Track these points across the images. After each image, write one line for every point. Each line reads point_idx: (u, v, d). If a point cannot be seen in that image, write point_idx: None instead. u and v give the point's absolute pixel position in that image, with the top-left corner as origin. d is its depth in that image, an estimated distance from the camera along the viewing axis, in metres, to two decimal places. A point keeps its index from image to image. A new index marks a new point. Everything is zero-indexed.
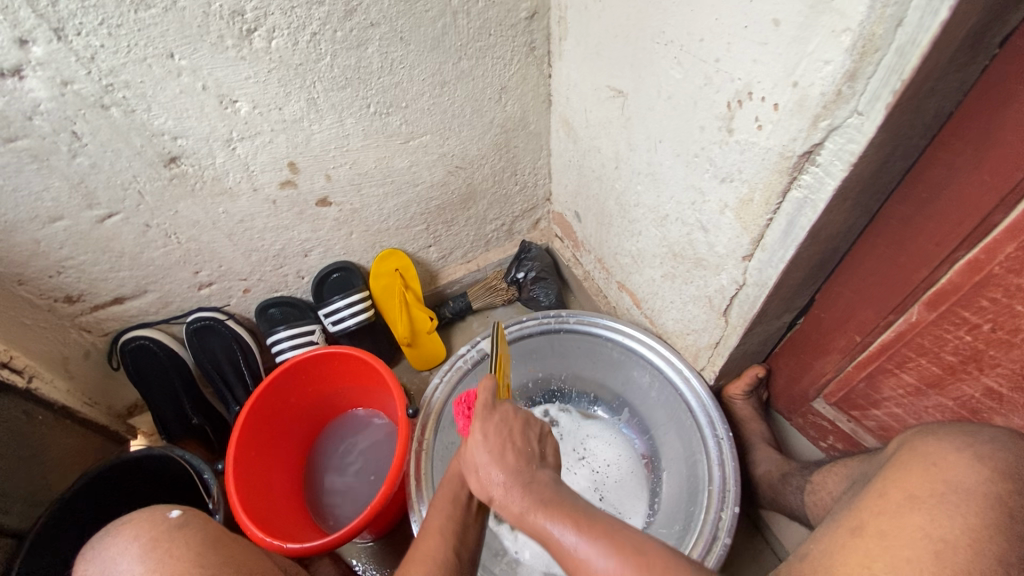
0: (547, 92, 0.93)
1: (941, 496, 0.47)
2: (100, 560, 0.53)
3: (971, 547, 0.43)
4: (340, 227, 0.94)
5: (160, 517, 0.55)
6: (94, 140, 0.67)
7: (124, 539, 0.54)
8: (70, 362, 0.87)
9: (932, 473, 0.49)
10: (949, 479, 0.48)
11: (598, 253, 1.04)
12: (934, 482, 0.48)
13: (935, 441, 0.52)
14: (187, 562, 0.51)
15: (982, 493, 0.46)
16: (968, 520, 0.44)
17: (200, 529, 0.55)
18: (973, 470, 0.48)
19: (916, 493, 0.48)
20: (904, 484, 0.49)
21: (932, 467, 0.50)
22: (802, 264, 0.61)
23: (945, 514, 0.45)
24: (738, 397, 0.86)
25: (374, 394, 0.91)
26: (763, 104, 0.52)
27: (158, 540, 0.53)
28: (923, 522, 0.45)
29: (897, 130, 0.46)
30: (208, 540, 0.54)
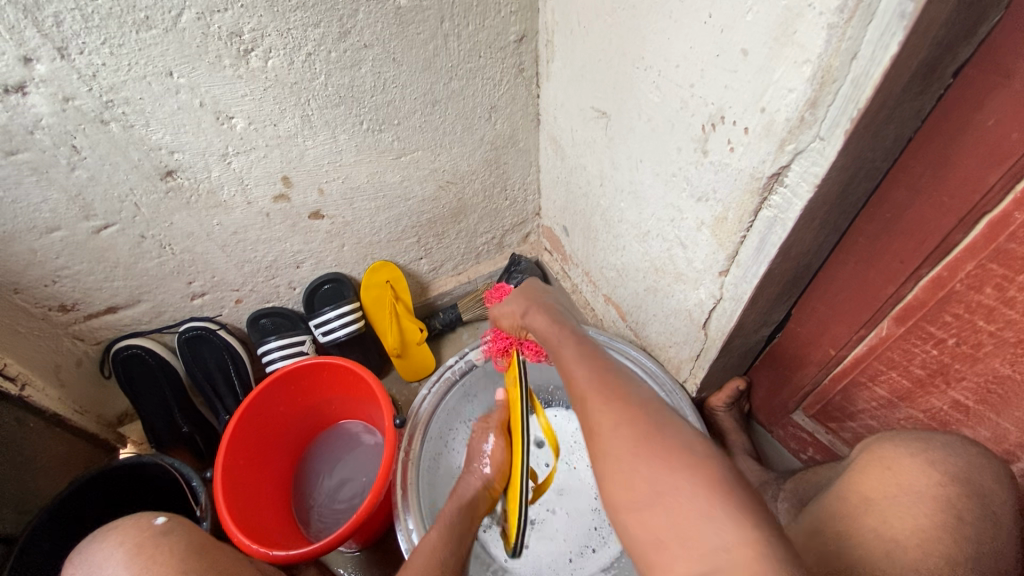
0: (535, 111, 0.96)
1: (895, 499, 0.49)
2: (87, 565, 0.54)
3: (919, 546, 0.46)
4: (332, 239, 0.96)
5: (146, 524, 0.57)
6: (93, 154, 0.69)
7: (110, 544, 0.55)
8: (62, 370, 0.88)
9: (887, 475, 0.51)
10: (903, 482, 0.49)
11: (585, 266, 1.06)
12: (888, 487, 0.50)
13: (892, 446, 0.53)
14: (172, 567, 0.53)
15: (934, 494, 0.48)
16: (918, 524, 0.47)
17: (185, 536, 0.58)
18: (924, 473, 0.49)
19: (870, 497, 0.50)
20: (861, 487, 0.51)
21: (888, 470, 0.51)
22: (775, 279, 0.63)
23: (896, 519, 0.48)
24: (720, 408, 0.88)
25: (362, 404, 0.92)
26: (735, 127, 0.54)
27: (143, 545, 0.55)
28: (875, 526, 0.48)
29: (858, 154, 0.49)
30: (192, 546, 0.57)
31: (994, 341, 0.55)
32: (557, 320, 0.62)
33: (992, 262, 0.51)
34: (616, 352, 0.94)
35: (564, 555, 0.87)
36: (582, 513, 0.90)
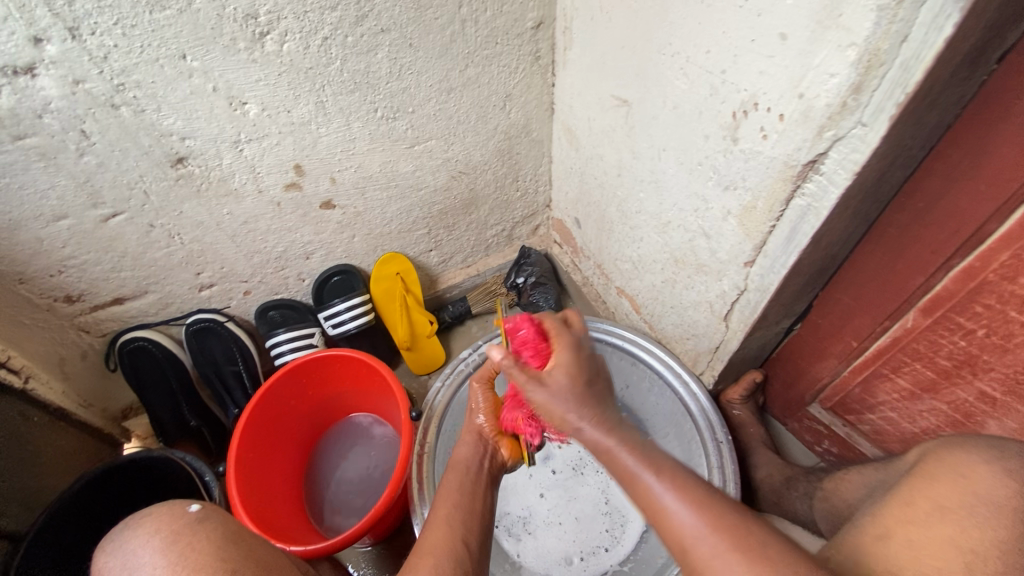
0: (550, 100, 0.94)
1: (971, 508, 0.44)
2: (121, 556, 0.49)
3: (1003, 559, 0.40)
4: (343, 230, 0.95)
5: (181, 512, 0.51)
6: (102, 139, 0.67)
7: (144, 533, 0.50)
8: (66, 363, 0.86)
9: (961, 485, 0.45)
10: (981, 492, 0.44)
11: (598, 259, 1.05)
12: (963, 494, 0.45)
13: (961, 450, 0.48)
14: (210, 558, 0.47)
15: (1012, 504, 0.43)
16: (998, 535, 0.42)
17: (222, 523, 0.51)
18: (1001, 481, 0.45)
19: (946, 505, 0.44)
20: (932, 493, 0.46)
21: (962, 477, 0.46)
22: (803, 269, 0.62)
23: (978, 528, 0.42)
24: (735, 402, 0.88)
25: (375, 397, 0.91)
26: (769, 114, 0.54)
27: (180, 534, 0.49)
28: (954, 535, 0.42)
29: (898, 141, 0.48)
30: (230, 535, 0.50)
31: None
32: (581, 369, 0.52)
33: None
34: (631, 344, 0.93)
35: (575, 554, 0.86)
36: (592, 514, 0.89)
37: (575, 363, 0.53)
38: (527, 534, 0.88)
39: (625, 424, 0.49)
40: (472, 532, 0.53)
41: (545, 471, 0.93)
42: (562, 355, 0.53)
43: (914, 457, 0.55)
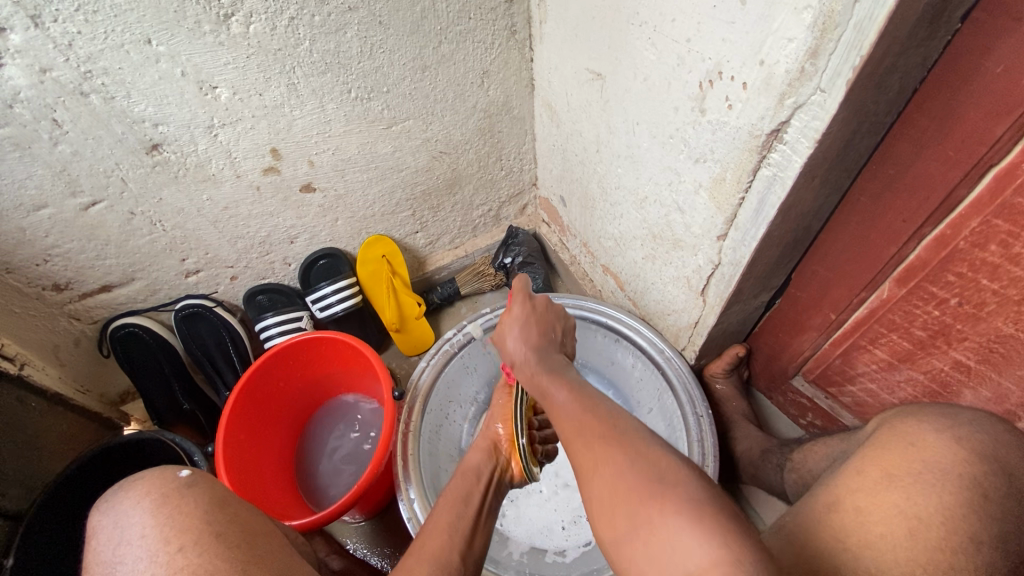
0: (529, 76, 0.93)
1: (919, 475, 0.47)
2: (112, 515, 0.50)
3: (941, 524, 0.43)
4: (325, 213, 0.95)
5: (171, 476, 0.52)
6: (75, 128, 0.67)
7: (135, 494, 0.51)
8: (60, 350, 0.88)
9: (911, 452, 0.48)
10: (929, 459, 0.47)
11: (583, 237, 1.04)
12: (912, 461, 0.47)
13: (915, 422, 0.51)
14: (195, 521, 0.48)
15: (958, 470, 0.46)
16: (942, 500, 0.44)
17: (211, 489, 0.52)
18: (950, 448, 0.47)
19: (893, 472, 0.47)
20: (881, 462, 0.49)
21: (912, 445, 0.49)
22: (775, 242, 0.62)
23: (920, 493, 0.45)
24: (718, 375, 0.88)
25: (361, 377, 0.92)
26: (733, 83, 0.52)
27: (169, 496, 0.50)
28: (898, 500, 0.45)
29: (860, 107, 0.47)
30: (218, 499, 0.51)
31: (997, 299, 0.53)
32: (537, 317, 0.64)
33: (998, 218, 0.50)
34: (614, 321, 0.93)
35: (558, 523, 0.88)
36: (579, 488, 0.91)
37: (531, 314, 0.63)
38: (510, 505, 0.90)
39: (561, 365, 0.59)
40: (471, 542, 0.53)
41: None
42: (518, 308, 0.64)
43: (873, 424, 0.56)
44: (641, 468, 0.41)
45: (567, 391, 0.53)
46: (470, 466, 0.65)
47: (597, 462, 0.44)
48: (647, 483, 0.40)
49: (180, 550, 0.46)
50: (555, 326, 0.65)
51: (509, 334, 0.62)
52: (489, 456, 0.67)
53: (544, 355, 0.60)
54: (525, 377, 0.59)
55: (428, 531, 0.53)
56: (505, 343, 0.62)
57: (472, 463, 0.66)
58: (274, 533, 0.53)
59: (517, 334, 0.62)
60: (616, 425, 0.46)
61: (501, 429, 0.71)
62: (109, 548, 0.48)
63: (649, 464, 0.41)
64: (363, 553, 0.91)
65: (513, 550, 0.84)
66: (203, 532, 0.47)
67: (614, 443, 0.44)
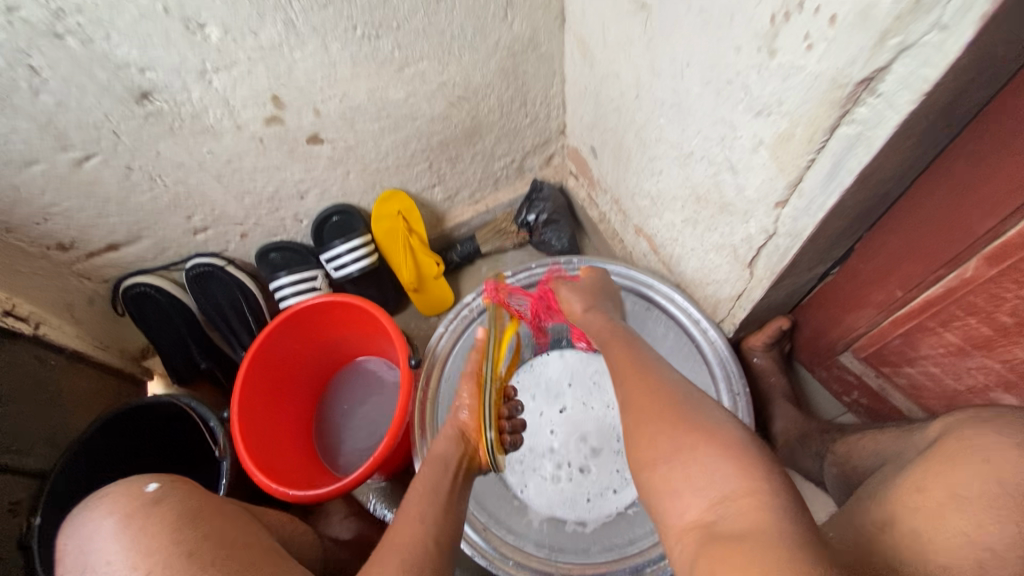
0: (560, 7, 0.81)
1: (994, 497, 0.39)
2: (78, 539, 0.50)
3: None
4: (335, 166, 0.88)
5: (137, 492, 0.52)
6: (55, 75, 0.61)
7: (100, 514, 0.50)
8: (74, 308, 0.87)
9: (986, 471, 0.40)
10: (1007, 482, 0.39)
11: (615, 193, 0.95)
12: (984, 482, 0.40)
13: (985, 431, 0.43)
14: (163, 539, 0.48)
15: None
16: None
17: (178, 503, 0.52)
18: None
19: (961, 493, 0.40)
20: (948, 480, 0.41)
21: (985, 463, 0.41)
22: (845, 211, 0.53)
23: (995, 519, 0.38)
24: (757, 349, 0.81)
25: (378, 342, 0.89)
26: (816, 16, 0.42)
27: (132, 517, 0.49)
28: (965, 527, 0.38)
29: (985, 51, 0.37)
30: (188, 513, 0.51)
31: None
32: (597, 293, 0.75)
33: None
34: (645, 288, 0.86)
35: (581, 496, 0.85)
36: (602, 459, 0.87)
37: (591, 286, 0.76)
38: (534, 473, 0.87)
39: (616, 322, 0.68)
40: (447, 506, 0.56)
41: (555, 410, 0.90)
42: (565, 289, 0.76)
43: (935, 431, 0.48)
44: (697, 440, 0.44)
45: (627, 350, 0.59)
46: (436, 456, 0.64)
47: (647, 436, 0.47)
48: (684, 423, 0.46)
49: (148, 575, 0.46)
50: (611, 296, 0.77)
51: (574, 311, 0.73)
52: (457, 442, 0.66)
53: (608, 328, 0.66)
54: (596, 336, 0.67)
55: (401, 521, 0.53)
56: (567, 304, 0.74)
57: (439, 451, 0.65)
58: (252, 534, 0.54)
59: (579, 305, 0.73)
60: (653, 365, 0.55)
61: (468, 418, 0.69)
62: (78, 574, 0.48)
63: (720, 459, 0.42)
64: (383, 513, 0.91)
65: (532, 520, 0.85)
66: (170, 553, 0.47)
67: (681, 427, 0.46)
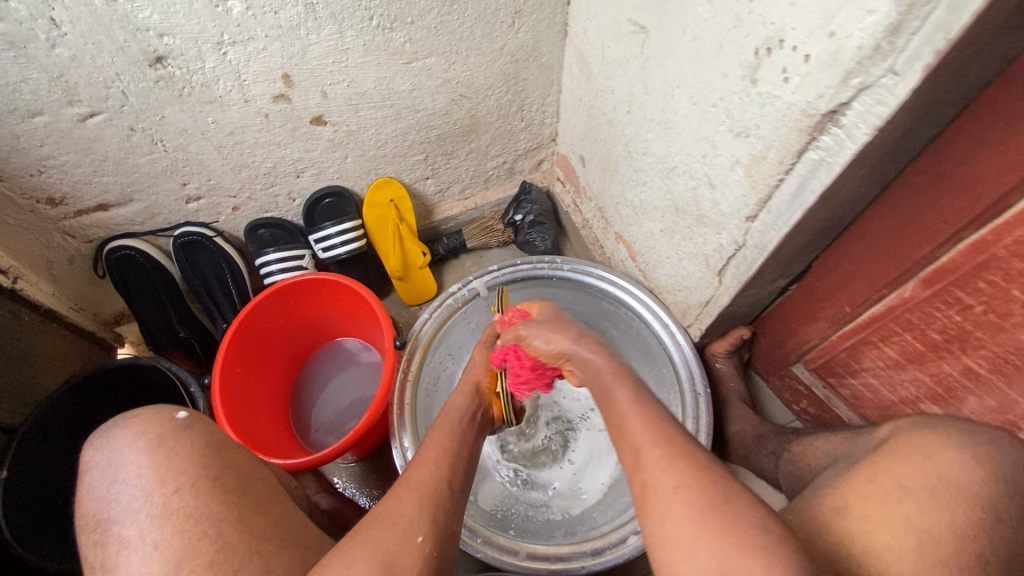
0: (564, 21, 0.86)
1: (931, 490, 0.47)
2: (106, 454, 0.49)
3: (953, 541, 0.44)
4: (335, 149, 0.90)
5: (169, 416, 0.52)
6: (75, 30, 0.62)
7: (130, 433, 0.50)
8: (54, 266, 0.86)
9: (928, 466, 0.49)
10: (945, 475, 0.48)
11: (599, 201, 1.01)
12: (930, 478, 0.48)
13: (935, 435, 0.51)
14: (194, 464, 0.48)
15: (971, 490, 0.47)
16: (954, 518, 0.45)
17: (208, 433, 0.52)
18: (967, 468, 0.48)
19: (908, 485, 0.48)
20: (895, 473, 0.49)
21: (928, 461, 0.49)
22: (807, 228, 0.59)
23: (935, 506, 0.46)
24: (719, 355, 0.88)
25: (361, 322, 0.92)
26: (794, 54, 0.48)
27: (165, 438, 0.50)
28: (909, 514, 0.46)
29: (931, 95, 0.44)
30: (214, 443, 0.51)
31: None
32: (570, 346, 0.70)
33: None
34: (622, 292, 0.91)
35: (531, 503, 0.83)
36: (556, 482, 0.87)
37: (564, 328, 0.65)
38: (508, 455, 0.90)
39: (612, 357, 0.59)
40: (456, 479, 0.53)
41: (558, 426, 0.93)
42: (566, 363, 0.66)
43: (886, 431, 0.56)
44: (651, 418, 0.46)
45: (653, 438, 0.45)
46: (455, 406, 0.65)
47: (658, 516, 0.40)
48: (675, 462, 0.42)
49: (177, 491, 0.46)
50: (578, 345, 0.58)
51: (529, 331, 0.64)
52: (474, 396, 0.67)
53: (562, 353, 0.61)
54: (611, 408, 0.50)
55: (417, 465, 0.53)
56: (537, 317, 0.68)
57: (459, 403, 0.65)
58: (273, 486, 0.53)
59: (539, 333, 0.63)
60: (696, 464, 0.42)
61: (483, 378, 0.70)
62: (101, 486, 0.47)
63: (657, 418, 0.46)
64: (351, 492, 0.93)
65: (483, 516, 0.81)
66: (198, 476, 0.47)
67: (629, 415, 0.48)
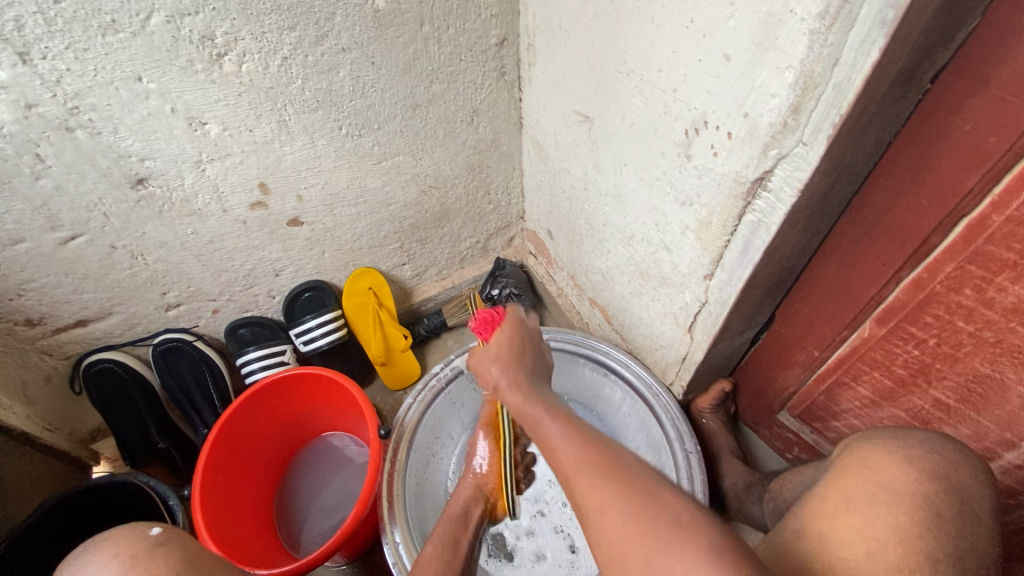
0: (518, 115, 0.95)
1: (875, 497, 0.49)
2: None
3: (900, 544, 0.46)
4: (312, 246, 0.94)
5: (142, 535, 0.52)
6: (58, 162, 0.66)
7: (103, 557, 0.50)
8: (29, 387, 0.85)
9: (869, 476, 0.51)
10: (884, 482, 0.50)
11: (570, 270, 1.05)
12: (869, 485, 0.50)
13: (873, 445, 0.54)
14: None
15: (911, 491, 0.49)
16: (897, 520, 0.47)
17: (183, 549, 0.52)
18: (901, 472, 0.50)
19: (852, 498, 0.50)
20: (842, 487, 0.52)
21: (867, 470, 0.52)
22: (760, 282, 0.63)
23: (878, 516, 0.48)
24: (705, 410, 0.90)
25: (346, 414, 0.91)
26: (718, 132, 0.54)
27: (140, 558, 0.50)
28: (857, 524, 0.48)
29: (840, 158, 0.49)
30: (191, 559, 0.52)
31: (973, 341, 0.55)
32: (522, 363, 0.59)
33: (970, 264, 0.52)
34: (603, 356, 0.93)
35: None
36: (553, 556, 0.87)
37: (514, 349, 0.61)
38: (507, 561, 0.87)
39: (546, 394, 0.56)
40: None
41: (532, 500, 0.92)
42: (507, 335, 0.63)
43: (836, 450, 0.59)
44: (603, 471, 0.43)
45: (558, 419, 0.50)
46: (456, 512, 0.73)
47: None
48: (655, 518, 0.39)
49: None
50: (536, 364, 0.61)
51: (488, 363, 0.60)
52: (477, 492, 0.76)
53: (531, 384, 0.56)
54: (513, 403, 0.55)
55: None
56: (483, 369, 0.60)
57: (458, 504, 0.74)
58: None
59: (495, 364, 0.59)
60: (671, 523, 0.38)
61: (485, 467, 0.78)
62: None
63: (621, 474, 0.42)
64: None
65: None
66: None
67: (566, 424, 0.49)
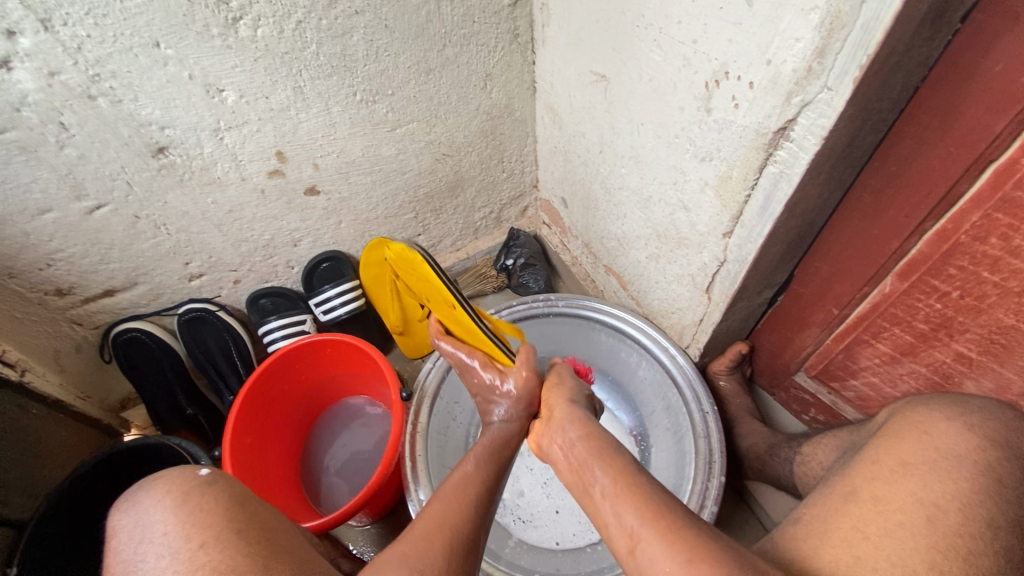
0: (532, 79, 0.94)
1: (933, 461, 0.49)
2: (133, 513, 0.49)
3: (960, 510, 0.45)
4: (329, 216, 0.95)
5: (191, 475, 0.53)
6: (82, 131, 0.67)
7: (156, 492, 0.51)
8: (61, 355, 0.87)
9: (926, 440, 0.51)
10: (943, 447, 0.50)
11: (585, 238, 1.05)
12: (927, 449, 0.50)
13: (926, 413, 0.54)
14: (217, 517, 0.48)
15: (971, 456, 0.49)
16: (957, 484, 0.47)
17: (229, 488, 0.52)
18: (962, 437, 0.50)
19: (909, 460, 0.50)
20: (897, 450, 0.51)
21: (924, 434, 0.52)
22: (780, 239, 0.63)
23: (936, 480, 0.47)
24: (721, 373, 0.91)
25: (367, 379, 0.93)
26: (739, 83, 0.54)
27: (190, 495, 0.50)
28: (914, 488, 0.47)
29: (864, 104, 0.48)
30: (236, 498, 0.51)
31: (997, 292, 0.55)
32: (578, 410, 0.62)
33: (998, 212, 0.51)
34: (618, 320, 0.93)
35: (553, 538, 0.88)
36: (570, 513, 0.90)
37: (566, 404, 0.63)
38: (529, 523, 0.90)
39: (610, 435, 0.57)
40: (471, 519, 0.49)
41: (543, 465, 0.96)
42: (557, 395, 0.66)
43: (884, 414, 0.60)
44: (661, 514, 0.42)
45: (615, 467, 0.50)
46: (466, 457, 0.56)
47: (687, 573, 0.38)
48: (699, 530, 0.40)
49: (204, 545, 0.45)
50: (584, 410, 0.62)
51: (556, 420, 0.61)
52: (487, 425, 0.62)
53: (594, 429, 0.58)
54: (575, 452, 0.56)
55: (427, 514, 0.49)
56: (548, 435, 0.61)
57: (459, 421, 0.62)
58: (292, 534, 0.52)
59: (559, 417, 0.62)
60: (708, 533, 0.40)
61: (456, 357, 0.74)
62: (129, 547, 0.47)
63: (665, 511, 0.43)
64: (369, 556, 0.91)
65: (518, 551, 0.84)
66: (223, 528, 0.47)
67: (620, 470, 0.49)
